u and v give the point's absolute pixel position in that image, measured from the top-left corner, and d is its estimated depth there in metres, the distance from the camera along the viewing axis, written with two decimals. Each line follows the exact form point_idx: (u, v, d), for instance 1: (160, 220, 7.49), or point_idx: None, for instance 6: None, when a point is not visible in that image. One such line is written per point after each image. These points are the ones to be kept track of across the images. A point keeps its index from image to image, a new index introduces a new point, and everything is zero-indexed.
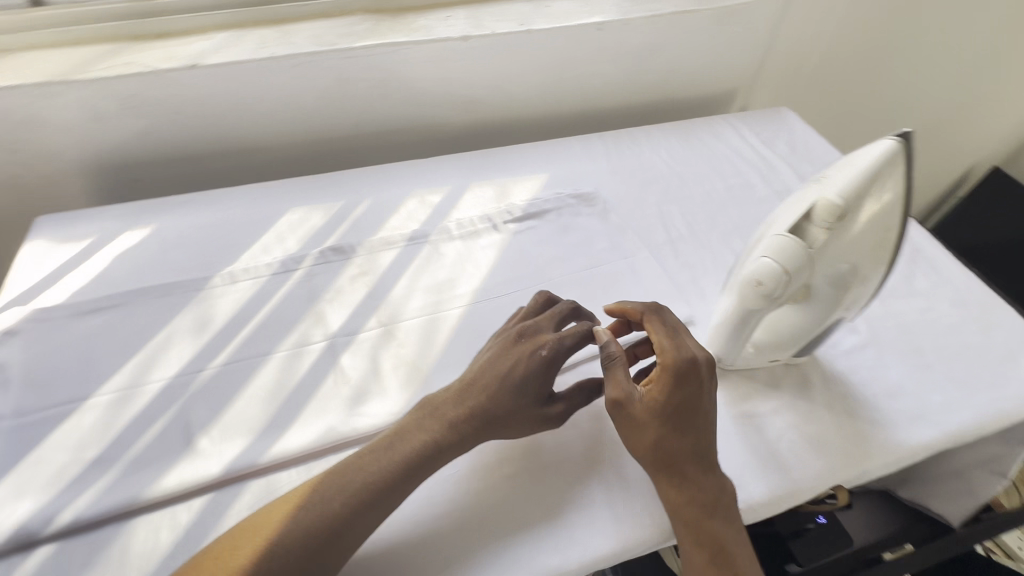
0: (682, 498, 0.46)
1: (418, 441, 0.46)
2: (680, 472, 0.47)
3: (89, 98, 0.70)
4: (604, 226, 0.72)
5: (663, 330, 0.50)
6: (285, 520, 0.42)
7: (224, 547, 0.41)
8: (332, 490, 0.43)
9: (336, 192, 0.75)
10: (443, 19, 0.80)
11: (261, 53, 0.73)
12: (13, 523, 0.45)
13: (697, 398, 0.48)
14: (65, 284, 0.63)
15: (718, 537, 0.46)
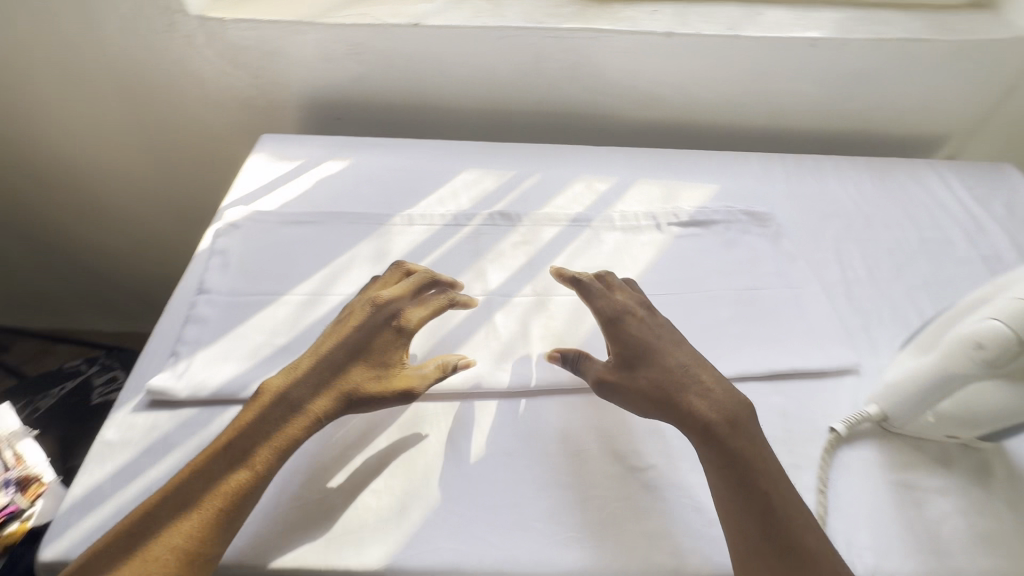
0: (694, 425, 0.48)
1: (285, 412, 0.48)
2: (688, 399, 0.49)
3: (325, 40, 0.80)
4: (772, 250, 0.68)
5: (597, 297, 0.56)
6: (233, 452, 0.46)
7: (201, 469, 0.45)
8: (214, 467, 0.45)
9: (509, 162, 0.79)
10: (649, 13, 0.80)
11: (474, 21, 0.78)
12: (220, 379, 0.54)
13: (643, 349, 0.52)
14: (278, 195, 0.73)
15: (742, 452, 0.47)
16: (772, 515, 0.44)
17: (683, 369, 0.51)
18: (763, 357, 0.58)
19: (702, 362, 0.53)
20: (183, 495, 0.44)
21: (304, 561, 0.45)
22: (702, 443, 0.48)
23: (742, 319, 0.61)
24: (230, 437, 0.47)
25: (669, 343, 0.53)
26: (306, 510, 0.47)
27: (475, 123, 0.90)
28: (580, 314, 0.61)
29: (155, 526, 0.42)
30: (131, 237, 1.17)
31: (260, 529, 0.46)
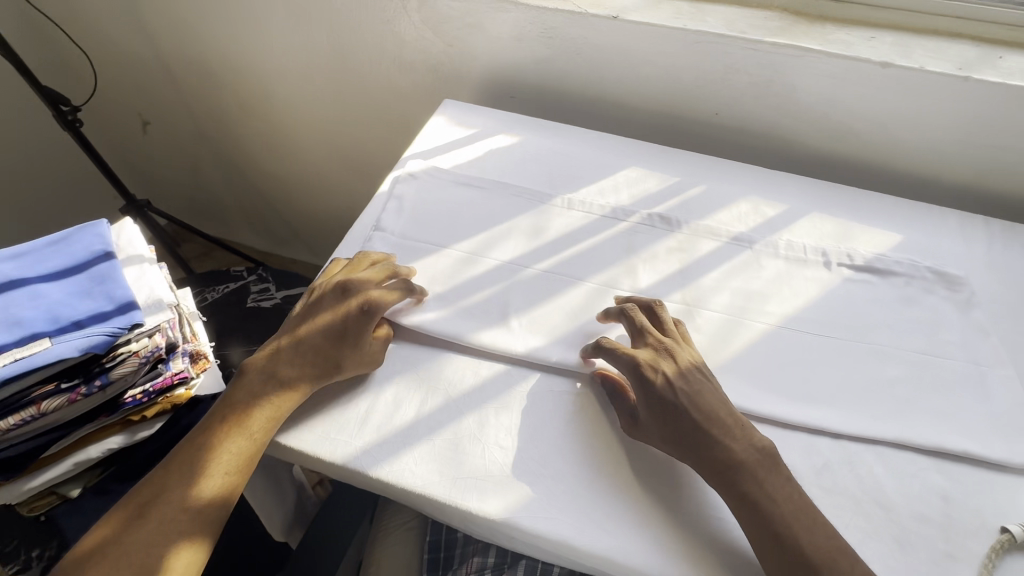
0: (706, 462, 0.48)
1: (271, 387, 0.54)
2: (700, 442, 0.48)
3: (524, 20, 0.83)
4: (959, 319, 0.61)
5: (615, 351, 0.54)
6: (239, 424, 0.53)
7: (217, 421, 0.54)
8: (225, 433, 0.53)
9: (675, 168, 0.78)
10: (865, 39, 0.74)
11: (674, 22, 0.77)
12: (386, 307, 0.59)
13: (661, 413, 0.50)
14: (453, 157, 0.78)
15: (759, 491, 0.46)
16: (795, 558, 0.43)
17: (693, 422, 0.49)
18: (929, 430, 0.53)
19: (723, 415, 0.50)
20: (205, 440, 0.53)
21: (431, 492, 0.48)
22: (718, 480, 0.47)
23: (907, 383, 0.56)
24: (236, 398, 0.54)
25: (686, 399, 0.50)
26: (439, 446, 0.51)
27: (643, 123, 0.89)
28: (729, 334, 0.59)
29: (185, 462, 0.52)
30: (302, 172, 1.31)
31: (397, 452, 0.51)
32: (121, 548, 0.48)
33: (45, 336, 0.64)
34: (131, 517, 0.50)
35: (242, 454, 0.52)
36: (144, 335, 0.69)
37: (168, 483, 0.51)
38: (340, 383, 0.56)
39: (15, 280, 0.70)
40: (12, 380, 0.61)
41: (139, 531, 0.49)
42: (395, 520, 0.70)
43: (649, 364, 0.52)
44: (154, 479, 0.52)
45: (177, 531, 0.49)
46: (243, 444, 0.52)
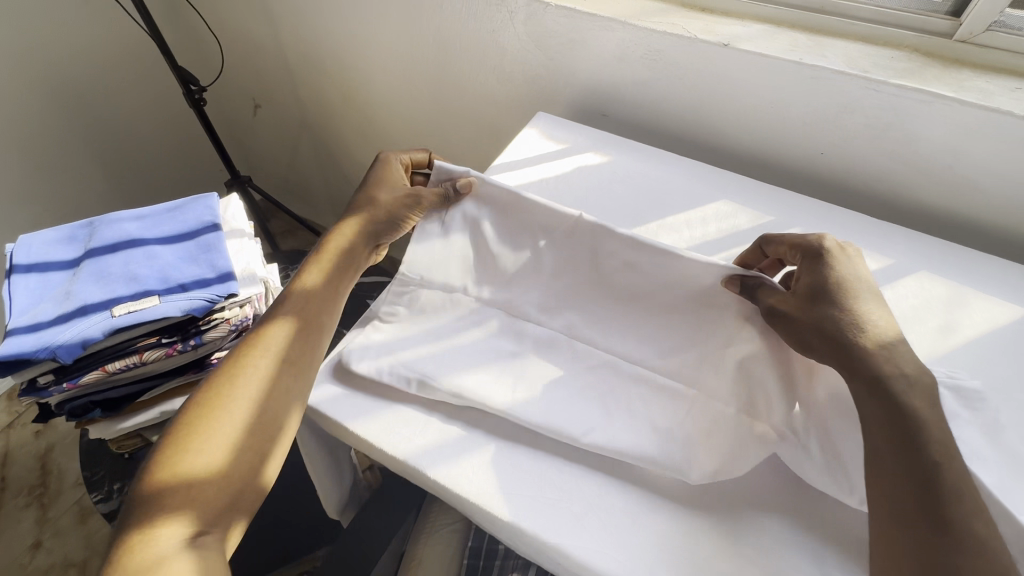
0: (887, 435, 0.46)
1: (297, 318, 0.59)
2: (890, 401, 0.47)
3: (629, 41, 0.82)
4: None
5: (801, 244, 0.57)
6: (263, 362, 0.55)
7: (239, 365, 0.54)
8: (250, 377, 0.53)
9: (769, 206, 0.74)
10: (1008, 89, 0.67)
11: (790, 54, 0.73)
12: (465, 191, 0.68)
13: (819, 292, 0.53)
14: (541, 170, 0.79)
15: (944, 505, 0.43)
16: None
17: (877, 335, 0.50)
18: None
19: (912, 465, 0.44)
20: (227, 387, 0.52)
21: (484, 501, 0.49)
22: (893, 459, 0.45)
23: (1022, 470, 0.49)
24: (259, 339, 0.57)
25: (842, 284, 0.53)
26: (562, 392, 0.57)
27: (739, 156, 0.86)
28: None
29: (202, 409, 0.51)
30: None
31: (460, 457, 0.52)
32: (186, 501, 0.46)
33: (155, 294, 0.70)
34: (177, 476, 0.47)
35: (282, 378, 0.54)
36: (237, 305, 0.74)
37: (205, 436, 0.49)
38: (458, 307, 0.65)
39: (137, 239, 0.77)
40: (124, 330, 0.68)
41: (200, 482, 0.47)
42: (442, 520, 0.72)
43: (829, 263, 0.54)
44: (178, 440, 0.49)
45: (242, 465, 0.49)
46: (284, 366, 0.55)
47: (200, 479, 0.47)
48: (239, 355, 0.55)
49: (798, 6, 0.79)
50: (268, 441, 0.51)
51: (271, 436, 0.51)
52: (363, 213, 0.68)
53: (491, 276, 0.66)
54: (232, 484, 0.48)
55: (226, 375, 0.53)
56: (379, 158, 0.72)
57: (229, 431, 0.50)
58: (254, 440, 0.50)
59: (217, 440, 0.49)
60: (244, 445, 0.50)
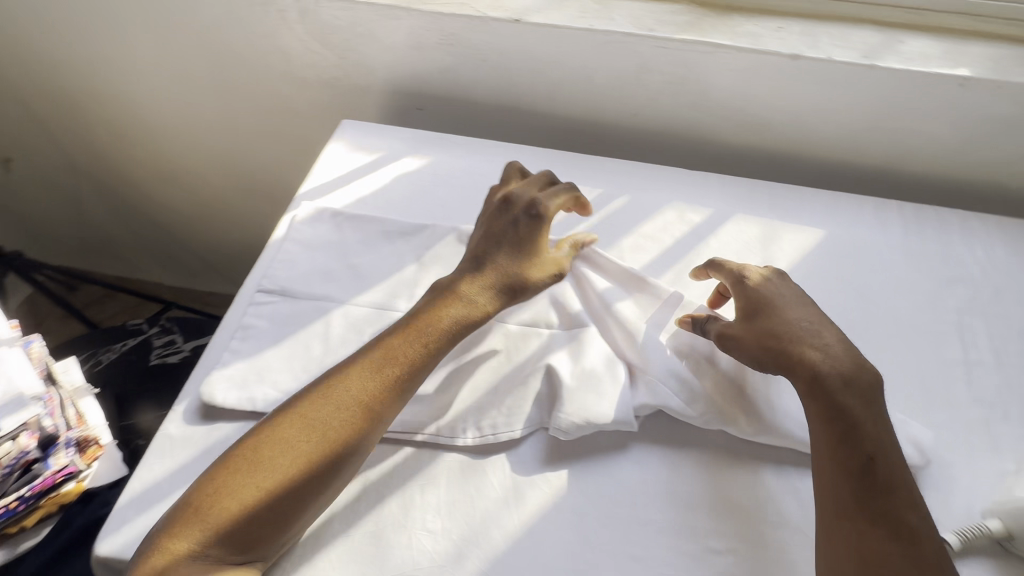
0: (830, 433, 0.46)
1: (351, 399, 0.46)
2: (828, 390, 0.47)
3: (421, 28, 0.76)
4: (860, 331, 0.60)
5: (720, 266, 0.57)
6: (295, 445, 0.44)
7: (304, 416, 0.45)
8: (280, 467, 0.43)
9: (595, 178, 0.74)
10: (773, 29, 0.72)
11: (580, 22, 0.72)
12: (294, 220, 0.65)
13: (771, 311, 0.52)
14: (355, 187, 0.70)
15: (889, 506, 0.43)
16: None
17: (818, 338, 0.50)
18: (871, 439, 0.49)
19: (877, 486, 0.43)
20: (282, 438, 0.44)
21: None
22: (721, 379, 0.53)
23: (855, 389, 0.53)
24: (331, 386, 0.47)
25: (779, 297, 0.53)
26: (440, 412, 0.51)
27: (559, 132, 0.85)
28: (686, 338, 0.55)
29: (219, 494, 0.42)
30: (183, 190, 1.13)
31: (312, 555, 0.44)
32: (188, 556, 0.40)
33: None
34: (196, 519, 0.42)
35: (335, 453, 0.45)
36: (7, 439, 0.59)
37: (238, 488, 0.42)
38: (311, 315, 0.58)
39: None
40: None
41: (207, 541, 0.41)
42: None
43: (746, 276, 0.55)
44: (219, 476, 0.43)
45: (252, 542, 0.42)
46: (341, 440, 0.45)
47: (212, 539, 0.41)
48: (308, 401, 0.46)
49: None
50: (289, 522, 0.43)
51: (296, 518, 0.43)
52: (472, 263, 0.55)
53: (338, 280, 0.61)
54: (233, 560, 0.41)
55: (258, 453, 0.44)
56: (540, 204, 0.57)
57: (259, 495, 0.42)
58: (278, 521, 0.42)
59: (245, 500, 0.42)
60: (265, 523, 0.42)
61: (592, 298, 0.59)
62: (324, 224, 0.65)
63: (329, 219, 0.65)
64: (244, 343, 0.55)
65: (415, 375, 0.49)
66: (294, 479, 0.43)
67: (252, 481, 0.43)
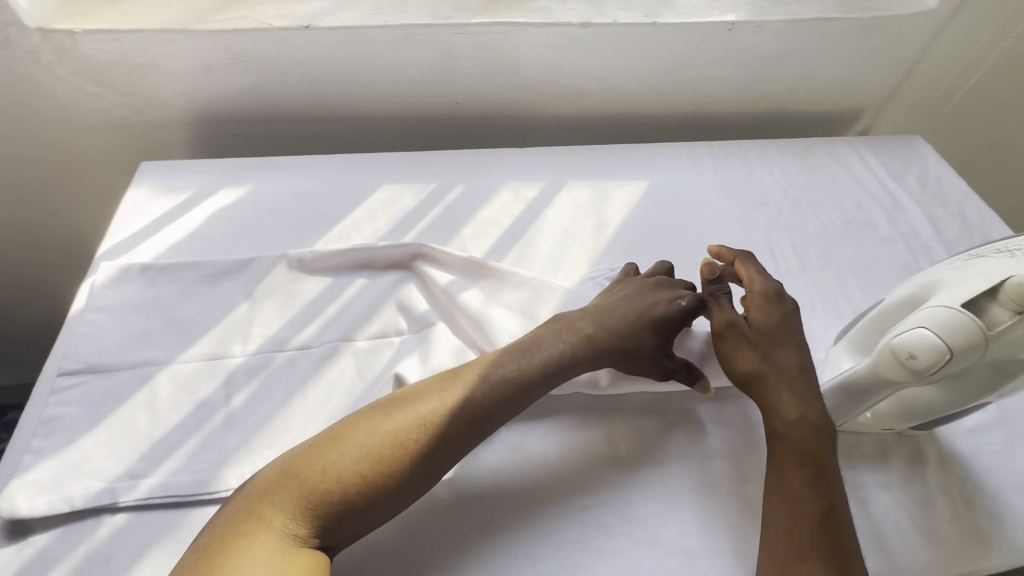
0: (801, 473, 0.44)
1: (437, 442, 0.44)
2: (803, 435, 0.45)
3: (204, 50, 0.70)
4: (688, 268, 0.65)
5: (757, 266, 0.53)
6: (378, 469, 0.42)
7: (422, 411, 0.44)
8: (358, 488, 0.41)
9: (428, 174, 0.73)
10: (562, 2, 0.75)
11: (374, 20, 0.70)
12: (94, 287, 0.58)
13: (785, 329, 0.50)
14: (165, 234, 0.64)
15: (842, 551, 0.41)
16: None
17: (808, 382, 0.48)
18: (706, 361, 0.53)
19: (834, 526, 0.42)
20: (394, 430, 0.43)
21: None
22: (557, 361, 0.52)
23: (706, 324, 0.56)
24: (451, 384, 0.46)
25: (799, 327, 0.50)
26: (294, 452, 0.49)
27: (390, 133, 0.83)
28: (530, 312, 0.57)
29: (297, 495, 0.40)
30: None
31: None
32: (279, 530, 0.39)
33: None
34: (295, 492, 0.40)
35: (436, 461, 0.43)
36: None
37: (341, 469, 0.41)
38: (131, 386, 0.52)
39: None
40: None
41: (300, 519, 0.40)
42: None
43: (786, 294, 0.52)
44: (327, 452, 0.42)
45: (338, 526, 0.41)
46: (445, 450, 0.44)
47: (304, 517, 0.40)
48: (428, 395, 0.45)
49: None
50: (375, 514, 0.42)
51: (382, 513, 0.42)
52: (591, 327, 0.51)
53: (157, 340, 0.55)
54: (316, 545, 0.40)
55: (347, 459, 0.42)
56: (690, 297, 0.53)
57: (359, 480, 0.41)
58: (365, 513, 0.41)
59: (344, 482, 0.41)
60: (355, 512, 0.41)
61: (438, 296, 0.59)
62: (131, 284, 0.58)
63: (136, 277, 0.59)
64: (50, 440, 0.48)
65: (525, 387, 0.47)
66: (393, 475, 0.42)
67: (331, 490, 0.41)
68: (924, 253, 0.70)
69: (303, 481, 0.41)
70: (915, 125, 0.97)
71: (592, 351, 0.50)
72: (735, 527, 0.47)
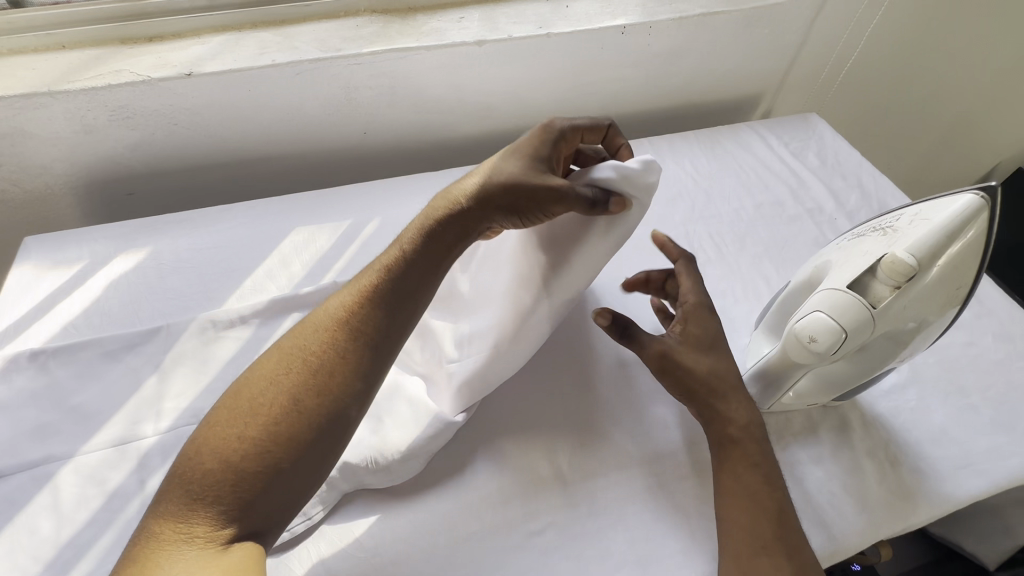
0: (754, 473, 0.45)
1: (321, 361, 0.40)
2: (750, 438, 0.46)
3: (78, 110, 0.65)
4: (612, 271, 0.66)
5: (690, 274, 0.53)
6: (261, 416, 0.38)
7: (287, 354, 0.41)
8: (246, 447, 0.37)
9: (342, 209, 0.71)
10: (456, 22, 0.74)
11: (260, 59, 0.67)
12: None
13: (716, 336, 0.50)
14: (56, 314, 0.59)
15: (798, 540, 0.42)
16: None
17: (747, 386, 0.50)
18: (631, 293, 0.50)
19: (789, 521, 0.43)
20: (260, 384, 0.39)
21: None
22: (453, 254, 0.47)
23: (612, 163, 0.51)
24: (310, 320, 0.43)
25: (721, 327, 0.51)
26: None
27: (300, 171, 0.81)
28: None
29: (186, 483, 0.36)
30: None
31: None
32: (182, 539, 0.35)
33: None
34: (182, 491, 0.36)
35: (322, 386, 0.39)
36: None
37: (222, 436, 0.37)
38: (28, 489, 0.47)
39: None
40: None
41: (198, 516, 0.35)
42: None
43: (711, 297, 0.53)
44: (201, 438, 0.38)
45: (252, 504, 0.36)
46: (327, 370, 0.40)
47: (204, 511, 0.35)
48: (298, 336, 0.42)
49: (246, 4, 0.72)
50: (287, 475, 0.37)
51: (295, 468, 0.37)
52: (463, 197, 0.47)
53: (56, 433, 0.50)
54: (229, 531, 0.35)
55: (227, 425, 0.38)
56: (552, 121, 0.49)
57: (241, 445, 0.37)
58: (272, 474, 0.36)
59: (225, 454, 0.36)
60: (260, 479, 0.36)
61: None
62: (20, 374, 0.53)
63: (25, 367, 0.54)
64: None
65: (400, 289, 0.44)
66: (280, 422, 0.38)
67: (216, 461, 0.36)
68: (830, 226, 0.73)
69: (190, 469, 0.37)
70: (811, 101, 1.02)
71: (465, 216, 0.46)
72: (682, 527, 0.47)
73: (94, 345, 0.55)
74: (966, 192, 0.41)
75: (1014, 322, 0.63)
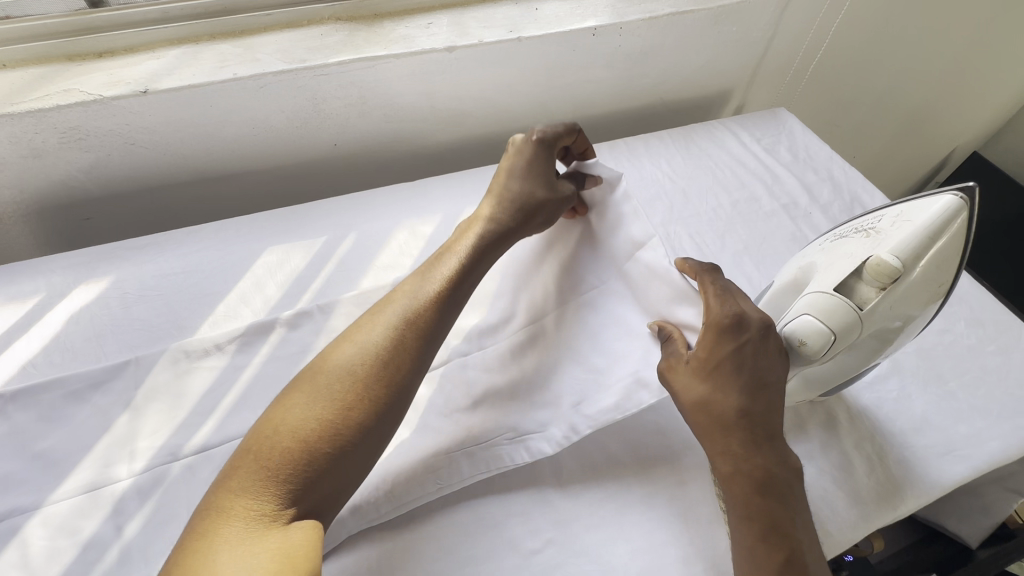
0: (752, 527, 0.40)
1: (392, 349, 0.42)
2: (749, 487, 0.41)
3: (23, 132, 0.61)
4: None
5: (716, 289, 0.46)
6: (337, 398, 0.39)
7: (359, 342, 0.42)
8: (325, 426, 0.38)
9: (316, 226, 0.69)
10: (423, 28, 0.72)
11: (221, 73, 0.64)
12: None
13: (732, 361, 0.43)
14: (11, 353, 0.55)
15: None
16: None
17: (758, 423, 0.42)
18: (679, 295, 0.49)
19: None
20: (333, 369, 0.40)
21: None
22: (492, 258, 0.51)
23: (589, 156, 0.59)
24: (375, 310, 0.44)
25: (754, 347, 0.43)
26: None
27: (269, 186, 0.78)
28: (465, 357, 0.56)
29: (261, 458, 0.37)
30: None
31: None
32: (247, 513, 0.35)
33: None
34: (254, 467, 0.37)
35: (390, 376, 0.41)
36: None
37: (300, 414, 0.38)
38: None
39: None
40: None
41: (267, 494, 0.36)
42: None
43: (750, 316, 0.44)
44: (277, 416, 0.39)
45: (319, 485, 0.37)
46: (395, 359, 0.41)
47: (274, 487, 0.36)
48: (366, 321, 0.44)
49: (201, 16, 0.69)
50: (355, 460, 0.38)
51: (360, 454, 0.38)
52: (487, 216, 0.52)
53: (20, 483, 0.47)
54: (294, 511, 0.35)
55: (303, 402, 0.39)
56: (536, 133, 0.55)
57: (318, 425, 0.38)
58: (340, 461, 0.37)
59: (302, 433, 0.37)
60: (331, 462, 0.37)
61: None
62: None
63: None
64: None
65: (457, 282, 0.46)
66: (353, 408, 0.39)
67: (294, 438, 0.37)
68: (805, 221, 0.74)
69: (265, 443, 0.37)
70: (777, 96, 1.04)
71: (496, 228, 0.51)
72: (682, 534, 0.47)
73: (57, 384, 0.52)
74: (946, 192, 0.42)
75: (984, 307, 0.66)
